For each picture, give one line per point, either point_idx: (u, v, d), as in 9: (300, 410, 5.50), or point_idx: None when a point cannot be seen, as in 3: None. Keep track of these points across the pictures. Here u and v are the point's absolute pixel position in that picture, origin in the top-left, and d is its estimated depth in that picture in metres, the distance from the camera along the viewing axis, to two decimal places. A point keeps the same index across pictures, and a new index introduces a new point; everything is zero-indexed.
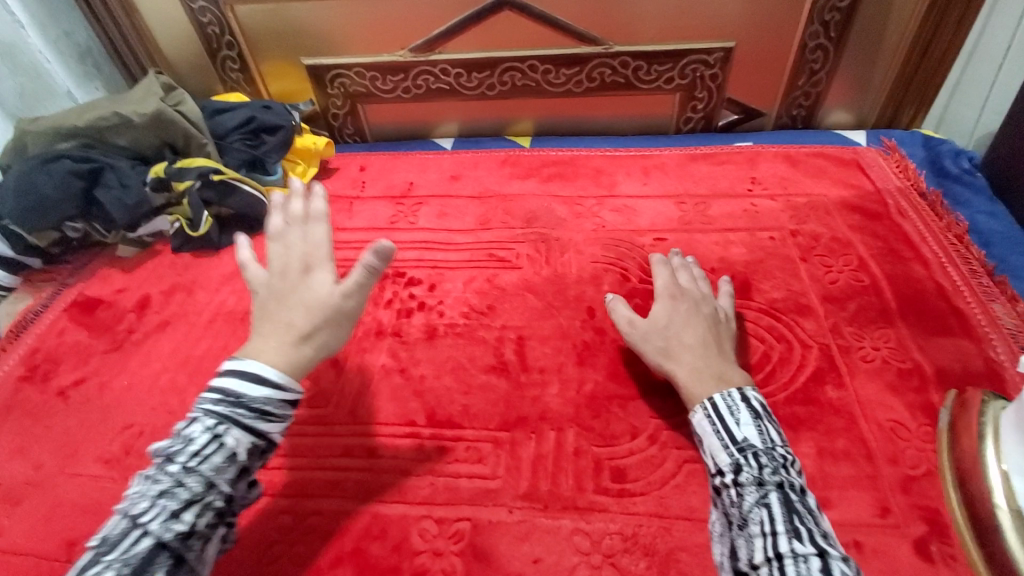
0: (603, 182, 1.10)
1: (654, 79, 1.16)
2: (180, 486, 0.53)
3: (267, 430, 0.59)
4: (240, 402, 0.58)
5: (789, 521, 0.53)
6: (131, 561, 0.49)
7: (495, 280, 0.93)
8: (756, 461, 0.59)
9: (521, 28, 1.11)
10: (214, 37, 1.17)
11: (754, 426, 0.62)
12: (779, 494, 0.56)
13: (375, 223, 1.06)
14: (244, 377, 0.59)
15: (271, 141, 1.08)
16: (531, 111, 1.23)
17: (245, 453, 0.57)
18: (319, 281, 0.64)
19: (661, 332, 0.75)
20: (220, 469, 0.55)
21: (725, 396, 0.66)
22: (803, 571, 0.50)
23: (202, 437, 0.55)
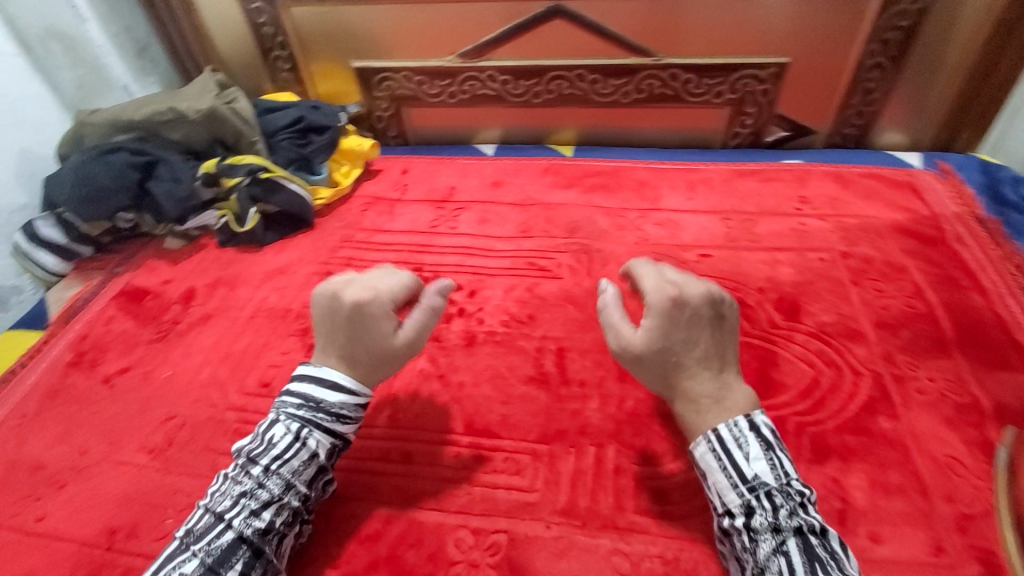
0: (648, 195, 1.09)
1: (703, 92, 1.14)
2: (261, 488, 0.59)
3: (343, 432, 0.66)
4: (319, 408, 0.64)
5: (811, 572, 0.50)
6: (215, 551, 0.55)
7: (536, 289, 0.93)
8: (770, 502, 0.55)
9: (572, 37, 1.11)
10: (268, 38, 1.19)
11: (766, 460, 0.58)
12: (798, 541, 0.53)
13: (417, 226, 1.07)
14: (322, 386, 0.64)
15: (319, 142, 1.08)
16: (575, 119, 1.23)
17: (324, 456, 0.64)
18: (381, 322, 0.64)
19: (664, 353, 0.62)
20: (298, 471, 0.62)
21: (730, 425, 0.60)
22: None
23: (282, 442, 0.61)
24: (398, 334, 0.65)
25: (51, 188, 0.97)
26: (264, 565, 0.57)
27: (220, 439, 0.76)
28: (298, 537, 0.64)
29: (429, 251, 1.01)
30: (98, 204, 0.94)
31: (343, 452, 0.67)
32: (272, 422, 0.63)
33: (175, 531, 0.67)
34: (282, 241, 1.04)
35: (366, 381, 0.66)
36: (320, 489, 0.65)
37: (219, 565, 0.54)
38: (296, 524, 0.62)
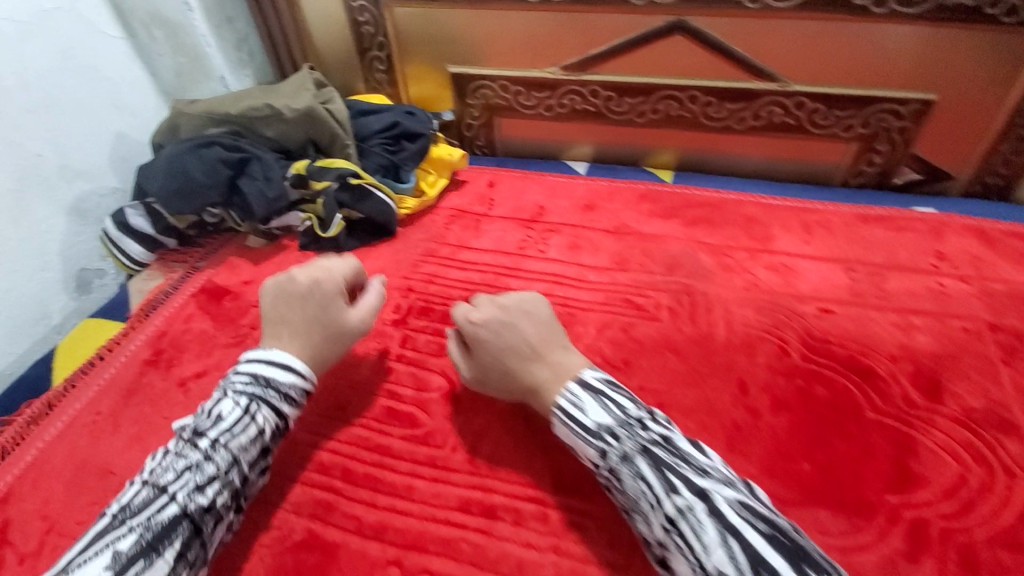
0: (758, 234, 0.99)
1: (830, 124, 1.04)
2: (207, 462, 0.57)
3: (288, 414, 0.65)
4: (269, 386, 0.63)
5: (662, 478, 0.53)
6: (154, 525, 0.52)
7: (631, 331, 0.84)
8: (615, 439, 0.58)
9: (689, 56, 1.02)
10: (367, 37, 1.16)
11: (599, 406, 0.61)
12: (645, 458, 0.55)
13: (503, 246, 1.00)
14: (271, 364, 0.64)
15: (410, 149, 1.04)
16: (678, 143, 1.14)
17: (269, 435, 0.63)
18: (336, 302, 0.72)
19: (491, 347, 0.69)
20: (244, 449, 0.60)
21: (568, 391, 0.62)
22: (695, 522, 0.50)
23: (231, 415, 0.60)
24: (349, 315, 0.73)
25: (143, 177, 0.95)
26: (200, 548, 0.54)
27: (291, 464, 0.71)
28: (229, 531, 0.60)
29: (515, 275, 0.95)
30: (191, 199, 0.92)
31: (285, 433, 0.66)
32: (218, 398, 0.62)
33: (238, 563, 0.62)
34: (363, 249, 1.01)
35: (311, 365, 0.68)
36: (257, 473, 0.62)
37: (158, 540, 0.51)
38: (233, 509, 0.59)
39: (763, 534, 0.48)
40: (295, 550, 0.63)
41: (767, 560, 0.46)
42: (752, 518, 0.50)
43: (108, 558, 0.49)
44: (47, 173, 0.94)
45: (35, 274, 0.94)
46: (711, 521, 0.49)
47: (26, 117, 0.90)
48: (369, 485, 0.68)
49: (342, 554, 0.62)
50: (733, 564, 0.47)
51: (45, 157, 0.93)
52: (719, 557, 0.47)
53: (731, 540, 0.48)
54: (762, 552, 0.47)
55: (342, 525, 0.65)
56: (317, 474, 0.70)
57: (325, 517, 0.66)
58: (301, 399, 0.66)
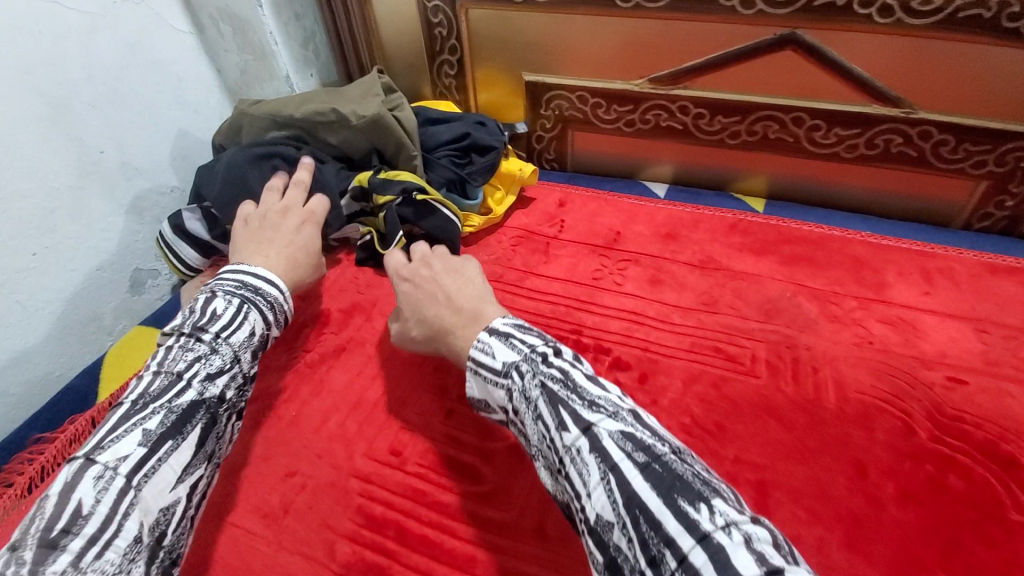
0: (868, 280, 0.87)
1: (959, 159, 0.90)
2: (214, 355, 0.61)
3: (272, 322, 0.69)
4: (258, 291, 0.68)
5: (555, 416, 0.51)
6: (177, 409, 0.55)
7: (724, 386, 0.74)
8: (518, 376, 0.56)
9: (800, 74, 0.90)
10: (439, 40, 1.09)
11: (507, 347, 0.59)
12: (544, 396, 0.53)
13: (575, 275, 0.91)
14: (258, 279, 0.70)
15: (479, 163, 0.97)
16: (773, 168, 1.02)
17: (258, 340, 0.66)
18: (314, 224, 0.81)
19: (413, 302, 0.70)
20: (243, 344, 0.64)
21: (479, 338, 0.61)
22: (581, 461, 0.48)
23: (226, 312, 0.64)
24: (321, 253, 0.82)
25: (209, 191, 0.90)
26: (215, 438, 0.58)
27: (341, 516, 0.64)
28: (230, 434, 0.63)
29: (589, 309, 0.86)
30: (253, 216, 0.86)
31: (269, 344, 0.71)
32: (208, 298, 0.66)
33: None
34: None
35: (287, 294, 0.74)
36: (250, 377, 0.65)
37: (183, 423, 0.55)
38: (238, 408, 0.63)
39: (641, 469, 0.46)
40: None
41: (640, 499, 0.44)
42: (632, 450, 0.47)
43: (139, 437, 0.52)
44: (108, 170, 0.90)
45: (91, 274, 0.90)
46: (593, 458, 0.48)
47: (90, 112, 0.86)
48: (426, 551, 0.61)
49: None
50: (612, 506, 0.45)
51: (107, 154, 0.89)
52: (598, 499, 0.46)
53: (610, 478, 0.46)
54: (637, 490, 0.45)
55: None
56: (368, 530, 0.63)
57: None
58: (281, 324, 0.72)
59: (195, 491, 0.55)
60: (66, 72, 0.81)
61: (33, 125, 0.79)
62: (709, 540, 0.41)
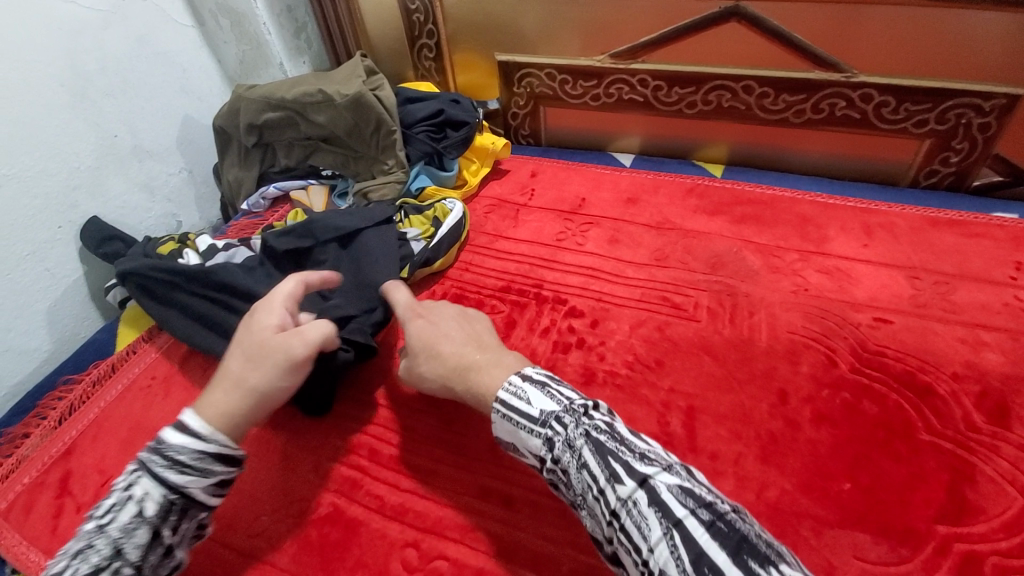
0: (811, 235, 0.94)
1: (901, 119, 0.96)
2: (86, 550, 0.50)
3: (179, 484, 0.54)
4: (157, 452, 0.54)
5: (605, 466, 0.50)
6: None
7: (666, 329, 0.82)
8: (561, 425, 0.54)
9: (746, 44, 0.97)
10: (417, 25, 1.17)
11: (545, 395, 0.57)
12: (590, 445, 0.52)
13: (541, 237, 0.99)
14: (172, 427, 0.56)
15: (454, 137, 1.06)
16: (730, 135, 1.09)
17: (153, 513, 0.52)
18: (267, 316, 0.63)
19: (425, 334, 0.67)
20: (128, 530, 0.51)
21: (509, 384, 0.59)
22: (639, 518, 0.47)
23: (115, 493, 0.53)
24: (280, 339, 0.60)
25: (175, 314, 0.84)
26: None
27: (322, 440, 0.74)
28: None
29: (552, 267, 0.94)
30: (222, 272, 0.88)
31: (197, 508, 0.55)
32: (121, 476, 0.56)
33: (268, 531, 0.65)
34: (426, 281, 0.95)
35: (214, 424, 0.57)
36: (160, 555, 0.53)
37: None
38: None
39: (704, 523, 0.45)
40: (320, 524, 0.65)
41: (708, 557, 0.43)
42: (694, 505, 0.46)
43: None
44: (123, 152, 1.00)
45: None
46: (653, 515, 0.46)
47: (106, 100, 0.96)
48: (394, 468, 0.70)
49: (364, 531, 0.64)
50: (676, 563, 0.44)
51: (121, 138, 1.00)
52: (661, 555, 0.44)
53: (674, 533, 0.45)
54: (704, 547, 0.44)
55: (366, 504, 0.66)
56: (345, 451, 0.72)
57: (350, 495, 0.68)
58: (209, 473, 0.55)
59: None
60: (83, 64, 0.92)
61: (57, 111, 0.89)
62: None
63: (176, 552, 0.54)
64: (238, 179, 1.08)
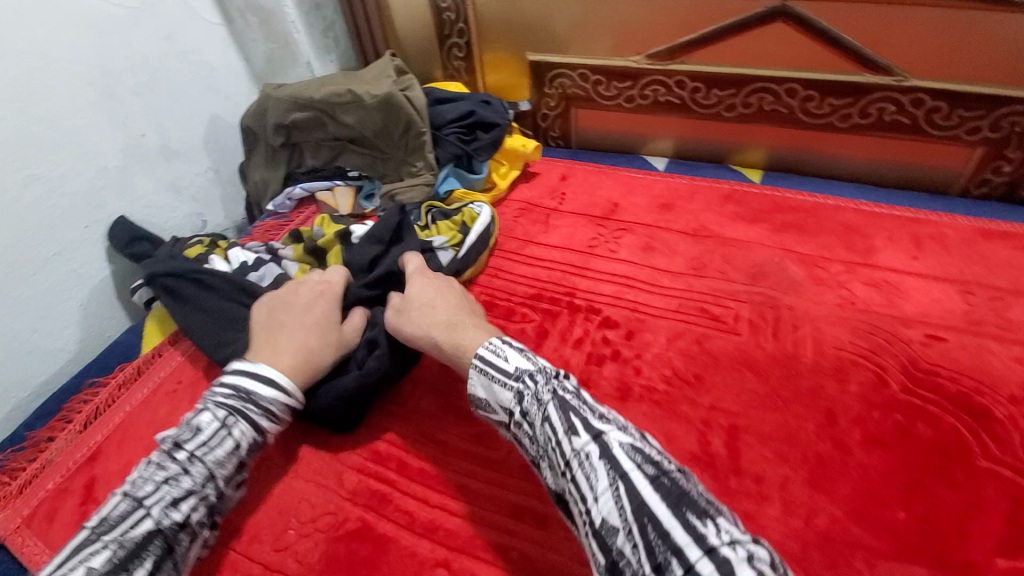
0: (857, 246, 0.90)
1: (952, 125, 0.91)
2: (184, 475, 0.58)
3: (267, 429, 0.64)
4: (249, 400, 0.63)
5: (564, 418, 0.50)
6: (127, 543, 0.52)
7: (705, 343, 0.78)
8: (531, 381, 0.55)
9: (790, 45, 0.93)
10: (448, 24, 1.15)
11: (521, 356, 0.58)
12: (555, 401, 0.52)
13: (572, 243, 0.97)
14: (255, 378, 0.65)
15: (484, 139, 1.03)
16: (770, 140, 1.05)
17: (242, 451, 0.62)
18: (335, 309, 0.74)
19: (422, 296, 0.71)
20: (220, 462, 0.60)
21: (490, 343, 0.60)
22: (589, 467, 0.47)
23: (207, 428, 0.60)
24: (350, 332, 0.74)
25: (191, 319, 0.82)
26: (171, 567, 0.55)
27: (349, 451, 0.72)
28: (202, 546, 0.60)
29: (584, 274, 0.91)
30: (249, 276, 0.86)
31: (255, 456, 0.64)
32: (195, 412, 0.62)
33: (295, 545, 0.63)
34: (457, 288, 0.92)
35: (294, 379, 0.67)
36: (233, 487, 0.62)
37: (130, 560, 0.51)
38: (207, 525, 0.59)
39: (650, 479, 0.45)
40: (348, 539, 0.63)
41: (649, 507, 0.43)
42: (642, 461, 0.47)
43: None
44: (150, 151, 0.99)
45: None
46: (602, 466, 0.47)
47: (133, 99, 0.95)
48: (423, 482, 0.68)
49: (393, 548, 0.62)
50: (619, 511, 0.44)
51: (148, 137, 0.99)
52: (606, 504, 0.45)
53: (619, 484, 0.45)
54: (646, 498, 0.44)
55: (394, 519, 0.64)
56: (373, 463, 0.70)
57: (378, 509, 0.66)
58: (282, 424, 0.66)
59: None
60: (111, 62, 0.91)
61: (86, 109, 0.89)
62: (716, 554, 0.40)
63: (234, 488, 0.62)
64: (264, 180, 1.07)
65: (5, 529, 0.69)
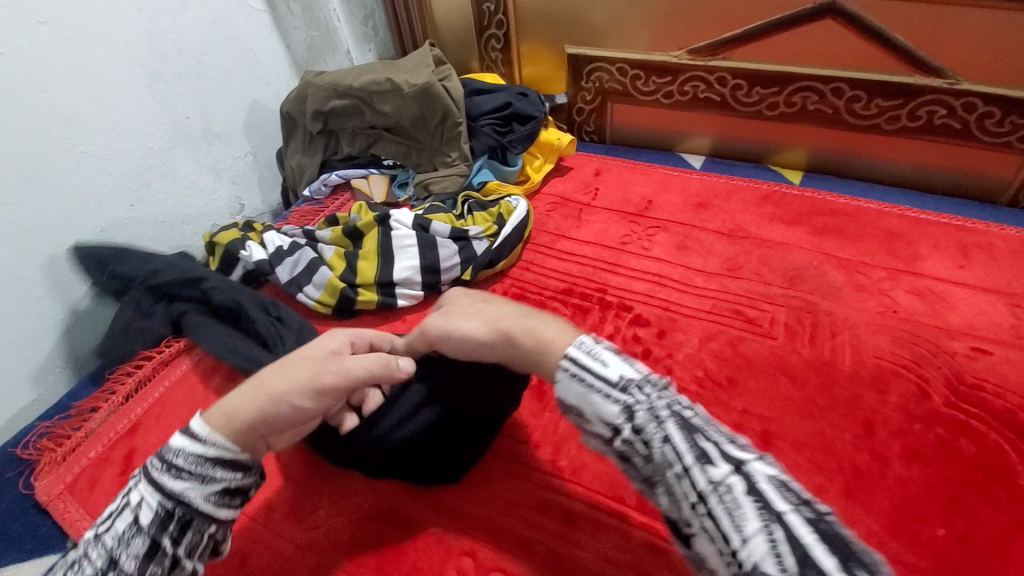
0: (901, 253, 0.87)
1: (1007, 132, 0.88)
2: (85, 561, 0.46)
3: (174, 490, 0.48)
4: (156, 458, 0.50)
5: (696, 444, 0.44)
6: None
7: (739, 345, 0.77)
8: (643, 393, 0.47)
9: (839, 43, 0.91)
10: (487, 15, 1.15)
11: (622, 361, 0.50)
12: (679, 421, 0.46)
13: (605, 239, 0.96)
14: (173, 434, 0.52)
15: (519, 132, 1.03)
16: (813, 140, 1.02)
17: (148, 521, 0.47)
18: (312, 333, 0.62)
19: (473, 292, 0.62)
20: (122, 541, 0.47)
21: (580, 343, 0.52)
22: (731, 502, 0.41)
23: (116, 501, 0.50)
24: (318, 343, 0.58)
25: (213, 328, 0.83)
26: None
27: None
28: None
29: (616, 271, 0.90)
30: (285, 260, 0.88)
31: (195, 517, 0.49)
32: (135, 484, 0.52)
33: (325, 526, 0.64)
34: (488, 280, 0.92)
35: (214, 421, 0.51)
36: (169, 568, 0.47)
37: None
38: None
39: (809, 520, 0.40)
40: (375, 524, 0.64)
41: (814, 558, 0.37)
42: (792, 498, 0.41)
43: None
44: (193, 134, 1.02)
45: (177, 227, 1.03)
46: (749, 501, 0.41)
47: (179, 81, 0.97)
48: None
49: (419, 534, 0.62)
50: (774, 557, 0.38)
51: (192, 120, 1.01)
52: (756, 546, 0.39)
53: (775, 527, 0.39)
54: (809, 545, 0.38)
55: (421, 507, 0.65)
56: None
57: (406, 496, 0.66)
58: (215, 474, 0.50)
59: None
60: (161, 46, 0.93)
61: (137, 90, 0.91)
62: None
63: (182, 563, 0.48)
64: (300, 166, 1.08)
65: (49, 493, 0.72)
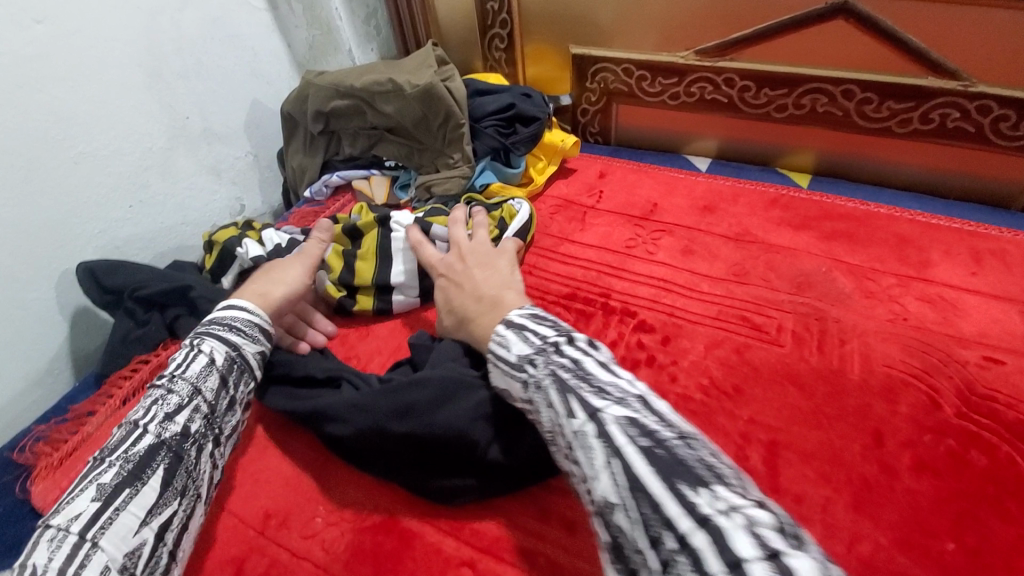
0: (912, 258, 0.85)
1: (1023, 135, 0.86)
2: (171, 393, 0.60)
3: (239, 344, 0.65)
4: (218, 321, 0.67)
5: (562, 400, 0.48)
6: (132, 458, 0.55)
7: (745, 353, 0.75)
8: (531, 366, 0.52)
9: (848, 44, 0.89)
10: (491, 14, 1.14)
11: (521, 340, 0.55)
12: (552, 381, 0.49)
13: (609, 242, 0.94)
14: (219, 310, 0.69)
15: (523, 133, 1.02)
16: (821, 143, 1.00)
17: (222, 364, 0.63)
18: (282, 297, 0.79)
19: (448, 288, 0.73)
20: (202, 378, 0.61)
21: (498, 331, 0.58)
22: (583, 444, 0.45)
23: (182, 354, 0.64)
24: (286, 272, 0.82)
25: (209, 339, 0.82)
26: (186, 477, 0.56)
27: None
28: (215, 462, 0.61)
29: (620, 275, 0.89)
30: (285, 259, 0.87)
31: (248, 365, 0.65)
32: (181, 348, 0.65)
33: (322, 534, 0.63)
34: None
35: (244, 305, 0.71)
36: (228, 406, 0.63)
37: (139, 470, 0.54)
38: (209, 438, 0.60)
39: (643, 451, 0.42)
40: (373, 532, 0.63)
41: (643, 484, 0.40)
42: (636, 435, 0.43)
43: (91, 491, 0.52)
44: (193, 135, 1.01)
45: (177, 228, 1.02)
46: (595, 443, 0.44)
47: (179, 81, 0.96)
48: None
49: (418, 543, 0.61)
50: (614, 489, 0.41)
51: (192, 120, 1.00)
52: (603, 484, 0.42)
53: (615, 462, 0.42)
54: (638, 473, 0.41)
55: (421, 515, 0.64)
56: None
57: (405, 504, 0.65)
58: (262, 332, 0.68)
59: (165, 532, 0.53)
60: (160, 45, 0.92)
61: (138, 89, 0.90)
62: (707, 525, 0.37)
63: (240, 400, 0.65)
64: (301, 166, 1.07)
65: (45, 499, 0.71)
